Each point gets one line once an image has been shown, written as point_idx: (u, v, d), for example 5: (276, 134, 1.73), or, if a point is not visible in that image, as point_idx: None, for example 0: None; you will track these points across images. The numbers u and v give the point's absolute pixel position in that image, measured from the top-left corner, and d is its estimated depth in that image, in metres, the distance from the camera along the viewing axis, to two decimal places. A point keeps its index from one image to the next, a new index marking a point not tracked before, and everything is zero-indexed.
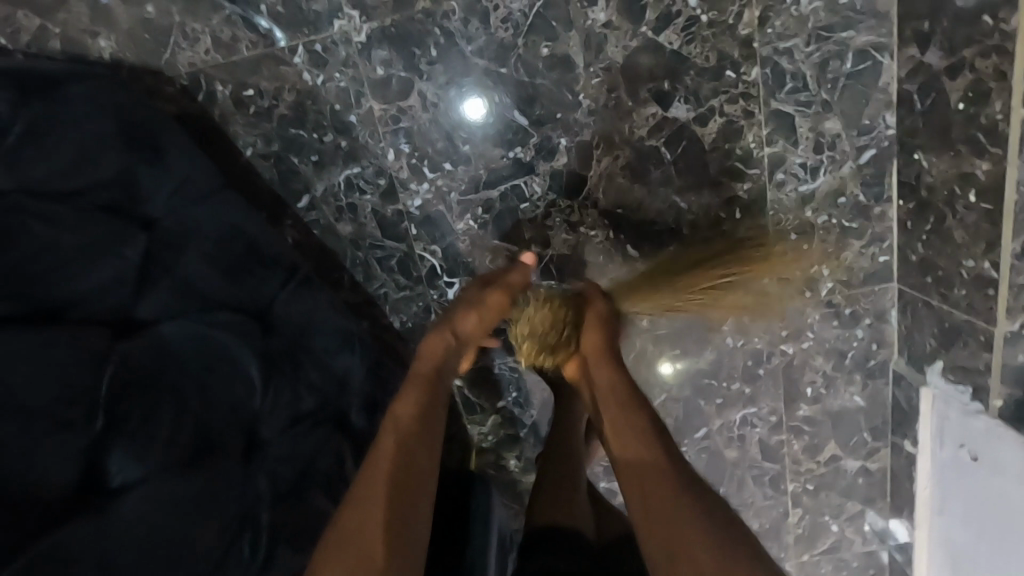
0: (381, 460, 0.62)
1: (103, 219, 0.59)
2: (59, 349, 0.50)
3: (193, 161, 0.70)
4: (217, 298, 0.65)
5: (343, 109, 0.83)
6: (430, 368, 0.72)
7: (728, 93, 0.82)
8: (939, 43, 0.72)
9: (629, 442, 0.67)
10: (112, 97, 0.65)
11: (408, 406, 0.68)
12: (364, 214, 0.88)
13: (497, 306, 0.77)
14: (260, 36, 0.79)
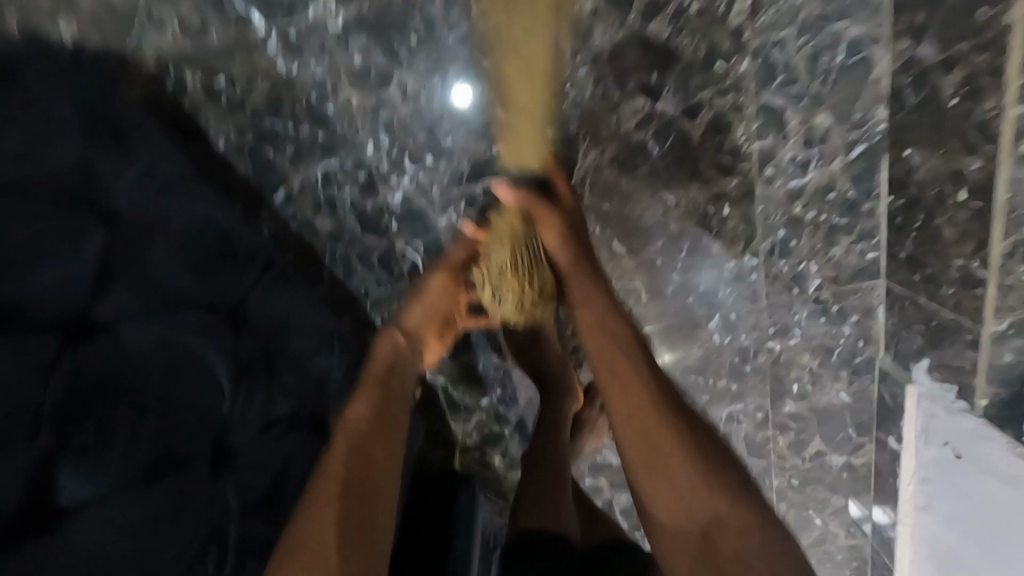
0: (335, 467, 0.61)
1: (70, 208, 0.57)
2: (18, 357, 0.51)
3: (156, 146, 0.66)
4: (190, 299, 0.64)
5: (319, 99, 0.80)
6: (385, 366, 0.71)
7: (718, 86, 0.80)
8: (933, 36, 0.70)
9: (609, 353, 0.68)
10: (83, 77, 0.63)
11: (359, 412, 0.66)
12: (344, 209, 0.85)
13: (444, 290, 0.75)
14: (232, 21, 0.76)
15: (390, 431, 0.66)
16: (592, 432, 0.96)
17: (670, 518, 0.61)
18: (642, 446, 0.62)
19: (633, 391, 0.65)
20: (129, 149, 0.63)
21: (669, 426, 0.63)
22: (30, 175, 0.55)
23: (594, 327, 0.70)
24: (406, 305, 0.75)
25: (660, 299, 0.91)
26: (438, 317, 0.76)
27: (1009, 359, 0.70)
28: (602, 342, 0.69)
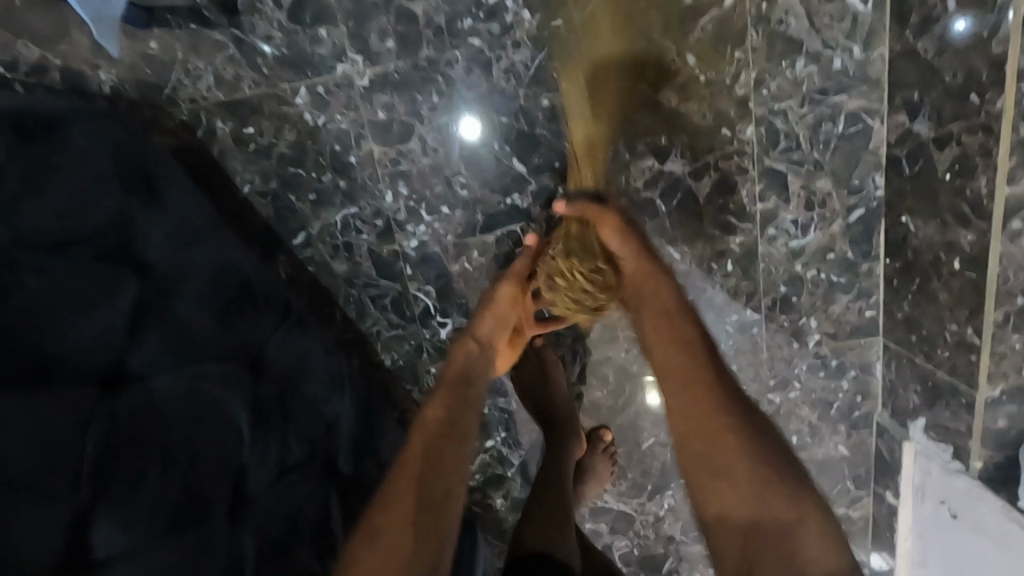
0: (412, 463, 0.66)
1: (103, 265, 0.57)
2: (49, 413, 0.47)
3: (185, 204, 0.70)
4: (213, 349, 0.64)
5: (342, 150, 0.83)
6: (458, 371, 0.75)
7: (723, 150, 0.84)
8: (928, 113, 0.74)
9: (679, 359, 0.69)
10: (121, 145, 0.68)
11: (437, 412, 0.71)
12: (360, 253, 0.88)
13: (512, 301, 0.80)
14: (263, 76, 0.80)
15: (463, 433, 0.70)
16: (595, 477, 0.96)
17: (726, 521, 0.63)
18: (710, 450, 0.65)
19: (703, 398, 0.66)
20: (163, 207, 0.67)
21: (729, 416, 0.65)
22: (73, 230, 0.56)
23: (665, 342, 0.70)
24: (476, 315, 0.80)
25: None
26: (503, 325, 0.80)
27: (1003, 424, 0.74)
28: (677, 355, 0.69)
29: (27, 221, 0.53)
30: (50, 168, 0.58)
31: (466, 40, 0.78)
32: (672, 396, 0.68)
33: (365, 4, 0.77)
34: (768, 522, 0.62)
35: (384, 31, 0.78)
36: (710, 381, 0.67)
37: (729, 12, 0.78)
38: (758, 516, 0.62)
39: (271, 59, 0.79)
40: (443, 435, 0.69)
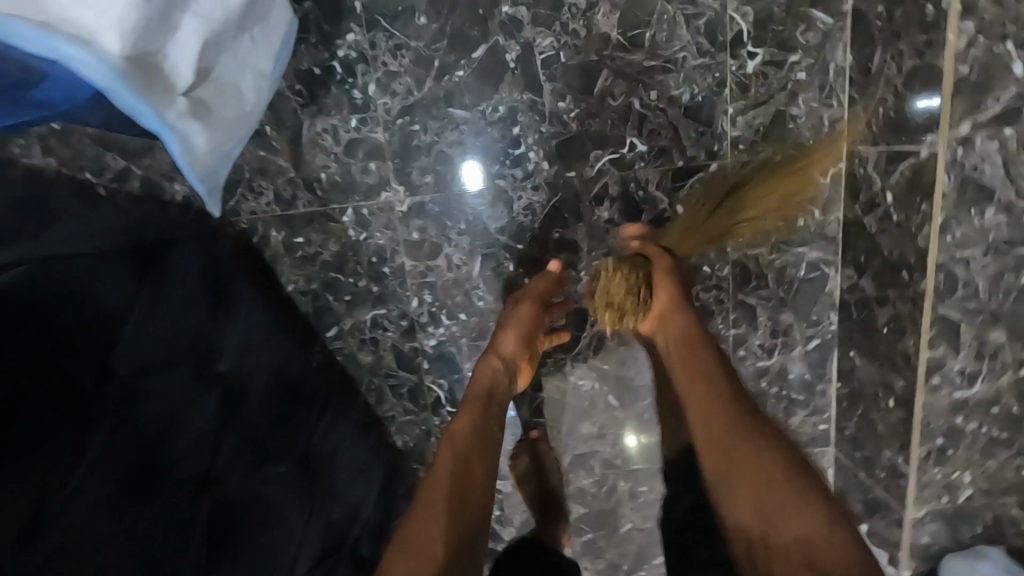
0: (439, 475, 0.70)
1: (197, 382, 0.73)
2: (161, 508, 0.64)
3: (254, 311, 0.83)
4: (267, 440, 0.80)
5: (378, 261, 0.96)
6: (483, 389, 0.84)
7: (703, 284, 0.97)
8: (871, 275, 0.89)
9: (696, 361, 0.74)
10: (209, 256, 0.83)
11: (462, 425, 0.78)
12: (384, 347, 1.00)
13: (530, 320, 0.89)
14: (317, 198, 0.93)
15: (484, 453, 0.75)
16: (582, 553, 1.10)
17: (761, 538, 0.57)
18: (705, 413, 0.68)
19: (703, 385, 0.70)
20: (234, 316, 0.81)
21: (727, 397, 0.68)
22: (174, 352, 0.72)
23: (681, 343, 0.77)
24: (499, 333, 0.89)
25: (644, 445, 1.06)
26: (525, 345, 0.89)
27: (926, 540, 0.89)
28: (687, 360, 0.75)
29: (138, 353, 0.69)
30: (162, 293, 0.74)
31: (493, 180, 0.92)
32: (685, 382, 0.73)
33: (410, 146, 0.90)
34: (743, 450, 0.62)
35: (424, 168, 0.92)
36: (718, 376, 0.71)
37: (714, 177, 0.93)
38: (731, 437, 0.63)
39: (324, 183, 0.92)
40: (462, 456, 0.73)
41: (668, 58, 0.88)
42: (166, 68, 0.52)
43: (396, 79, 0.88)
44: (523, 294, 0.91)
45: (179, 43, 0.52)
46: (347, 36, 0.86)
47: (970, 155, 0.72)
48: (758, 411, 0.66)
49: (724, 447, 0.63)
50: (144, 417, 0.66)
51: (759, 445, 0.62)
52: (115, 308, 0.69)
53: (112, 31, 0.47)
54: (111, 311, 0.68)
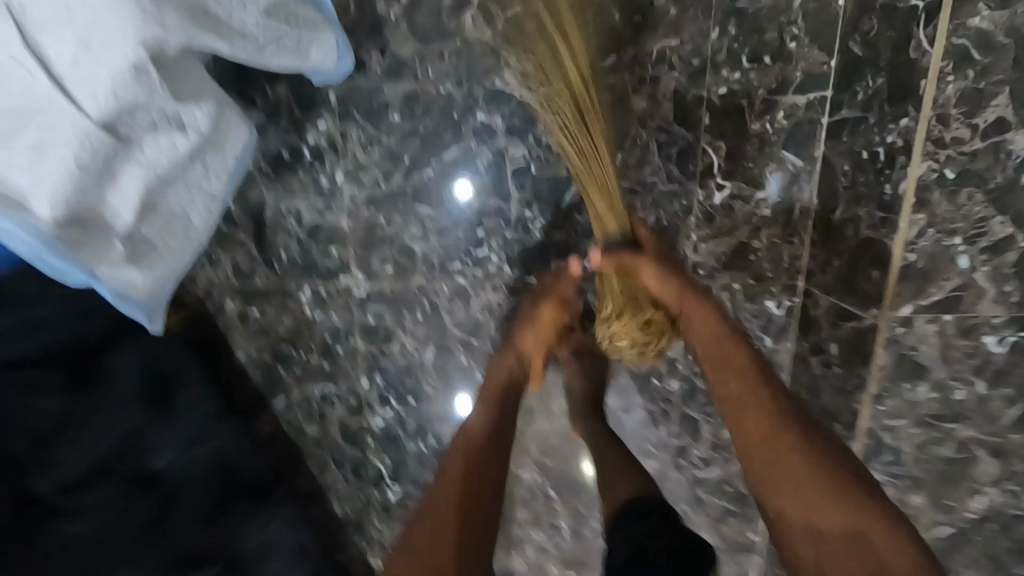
0: (448, 499, 0.73)
1: (123, 492, 0.73)
2: None
3: (199, 407, 0.81)
4: (197, 554, 0.76)
5: (332, 340, 0.96)
6: (500, 383, 0.82)
7: (651, 394, 1.00)
8: (810, 412, 0.92)
9: (723, 353, 0.74)
10: (158, 349, 0.81)
11: (472, 444, 0.78)
12: (331, 422, 1.01)
13: (552, 319, 0.84)
14: (275, 275, 0.93)
15: (487, 477, 0.77)
16: None
17: (804, 527, 0.66)
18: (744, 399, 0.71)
19: (735, 379, 0.73)
20: (176, 415, 0.79)
21: (758, 393, 0.71)
22: (92, 468, 0.73)
23: (709, 342, 0.75)
24: (517, 329, 0.83)
25: (579, 538, 1.07)
26: (546, 342, 0.84)
27: None
28: (718, 355, 0.75)
29: (65, 474, 0.70)
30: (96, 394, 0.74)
31: (453, 277, 0.93)
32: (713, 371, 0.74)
33: (373, 237, 0.91)
34: (785, 436, 0.69)
35: (386, 259, 0.92)
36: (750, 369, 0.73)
37: None
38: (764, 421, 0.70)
39: (284, 262, 0.92)
40: (473, 474, 0.76)
41: (637, 181, 0.88)
42: (107, 214, 0.52)
43: (365, 171, 0.88)
44: (540, 292, 0.86)
45: (121, 191, 0.52)
46: (318, 124, 0.85)
47: (911, 334, 0.75)
48: (780, 393, 0.72)
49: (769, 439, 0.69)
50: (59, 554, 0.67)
51: (792, 446, 0.68)
52: (44, 425, 0.70)
53: (43, 197, 0.47)
54: (40, 430, 0.70)
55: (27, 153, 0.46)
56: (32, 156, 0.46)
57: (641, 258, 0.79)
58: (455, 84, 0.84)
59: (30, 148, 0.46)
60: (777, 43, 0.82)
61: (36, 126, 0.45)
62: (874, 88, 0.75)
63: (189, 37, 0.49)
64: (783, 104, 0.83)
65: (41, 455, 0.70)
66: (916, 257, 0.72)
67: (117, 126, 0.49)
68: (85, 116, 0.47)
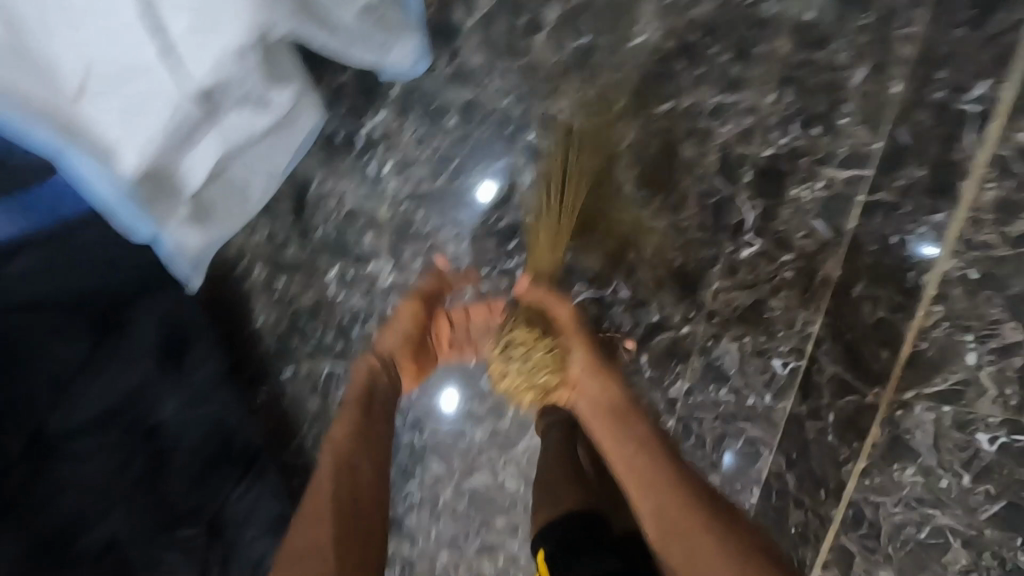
0: (320, 516, 0.68)
1: (122, 440, 0.73)
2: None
3: (207, 369, 0.81)
4: (181, 509, 0.78)
5: (349, 321, 0.98)
6: (363, 389, 0.80)
7: None
8: (796, 473, 0.94)
9: (625, 424, 0.72)
10: (173, 301, 0.78)
11: (325, 489, 0.70)
12: (332, 400, 1.03)
13: (415, 316, 0.86)
14: (307, 250, 0.95)
15: (371, 470, 0.75)
16: None
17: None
18: (638, 458, 0.69)
19: (633, 443, 0.70)
20: (184, 372, 0.79)
21: (659, 455, 0.69)
22: (97, 418, 0.70)
23: (607, 411, 0.74)
24: (382, 330, 0.86)
25: None
26: (415, 343, 0.87)
27: None
28: (620, 433, 0.72)
29: (77, 415, 0.68)
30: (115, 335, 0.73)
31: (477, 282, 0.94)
32: (606, 440, 0.72)
33: (407, 231, 0.93)
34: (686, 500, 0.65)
35: (416, 254, 0.94)
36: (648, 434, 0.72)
37: (682, 338, 0.96)
38: (672, 487, 0.66)
39: (316, 239, 0.94)
40: (344, 487, 0.71)
41: (670, 223, 0.91)
42: (179, 174, 0.54)
43: (412, 167, 0.90)
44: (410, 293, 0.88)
45: (196, 155, 0.55)
46: (377, 115, 0.88)
47: (907, 418, 0.79)
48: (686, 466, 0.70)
49: (665, 522, 0.64)
50: (38, 517, 0.65)
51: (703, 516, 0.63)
52: (62, 365, 0.67)
53: (134, 153, 0.50)
54: (58, 368, 0.67)
55: (126, 110, 0.48)
56: (130, 112, 0.49)
57: (562, 309, 0.82)
58: (515, 100, 0.86)
59: (129, 106, 0.48)
60: (828, 117, 0.85)
61: (138, 89, 0.47)
62: (916, 177, 0.78)
63: (299, 27, 0.52)
64: (824, 174, 0.87)
65: (51, 396, 0.66)
66: (929, 348, 0.76)
67: (208, 99, 0.51)
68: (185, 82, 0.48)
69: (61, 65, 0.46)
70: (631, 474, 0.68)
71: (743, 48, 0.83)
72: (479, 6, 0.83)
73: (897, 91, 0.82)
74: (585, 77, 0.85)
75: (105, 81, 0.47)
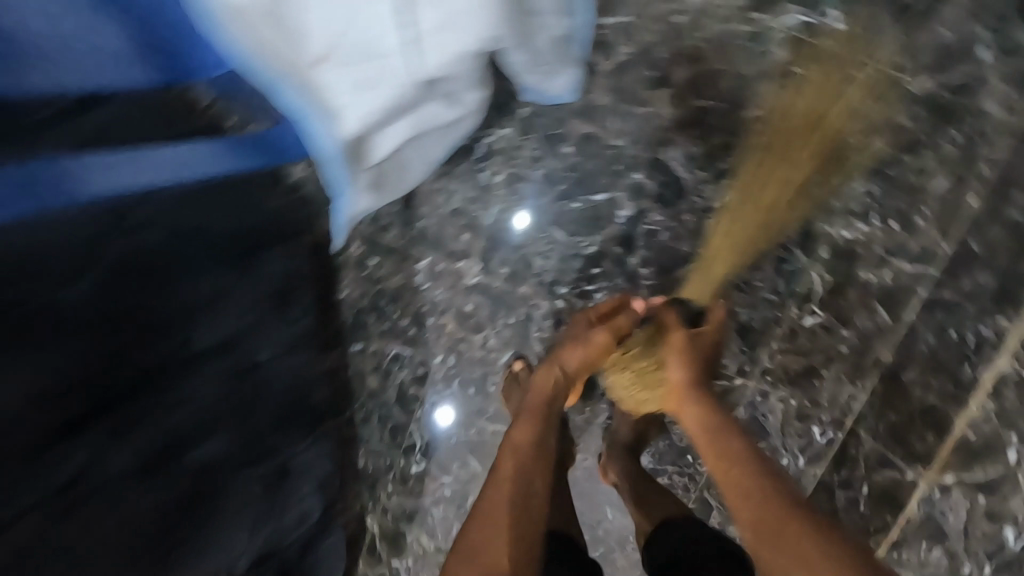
0: (503, 508, 0.73)
1: (228, 375, 0.72)
2: (126, 510, 0.58)
3: (302, 321, 0.88)
4: (263, 447, 0.77)
5: (427, 310, 1.05)
6: (544, 399, 0.86)
7: (681, 466, 1.05)
8: None
9: (727, 437, 0.76)
10: (289, 255, 0.87)
11: (504, 475, 0.77)
12: (392, 381, 1.08)
13: (605, 341, 0.88)
14: (406, 237, 1.02)
15: (530, 480, 0.77)
16: None
17: None
18: (733, 466, 0.74)
19: (733, 454, 0.75)
20: (287, 319, 0.84)
21: (753, 461, 0.73)
22: (211, 346, 0.70)
23: (706, 425, 0.79)
24: (566, 342, 0.90)
25: None
26: (591, 363, 0.90)
27: None
28: (717, 451, 0.76)
29: (206, 328, 0.69)
30: (245, 269, 0.78)
31: (556, 299, 1.02)
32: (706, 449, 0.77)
33: (504, 238, 1.01)
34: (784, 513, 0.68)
35: (505, 261, 1.02)
36: (744, 444, 0.76)
37: (735, 389, 1.02)
38: (771, 501, 0.69)
39: (417, 230, 1.02)
40: (520, 492, 0.76)
41: (745, 280, 0.99)
42: (371, 141, 0.62)
43: (522, 182, 0.98)
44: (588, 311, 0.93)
45: (387, 133, 0.62)
46: (502, 130, 0.97)
47: (942, 500, 0.89)
48: (780, 477, 0.72)
49: (766, 531, 0.67)
50: (145, 422, 0.60)
51: (797, 524, 0.66)
52: (203, 291, 0.69)
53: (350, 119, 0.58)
54: (199, 293, 0.69)
55: (357, 83, 0.56)
56: (359, 84, 0.56)
57: (673, 333, 0.86)
58: (629, 142, 0.95)
59: (360, 80, 0.56)
60: (906, 214, 0.92)
61: (375, 64, 0.55)
62: (982, 284, 0.88)
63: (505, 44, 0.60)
64: (892, 265, 0.94)
65: (188, 303, 0.67)
66: (976, 438, 0.87)
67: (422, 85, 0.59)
68: (416, 66, 0.56)
69: (314, 33, 0.54)
70: (727, 473, 0.74)
71: (845, 137, 0.91)
72: (617, 56, 0.93)
73: (972, 203, 0.89)
74: (696, 136, 0.94)
75: (346, 54, 0.55)
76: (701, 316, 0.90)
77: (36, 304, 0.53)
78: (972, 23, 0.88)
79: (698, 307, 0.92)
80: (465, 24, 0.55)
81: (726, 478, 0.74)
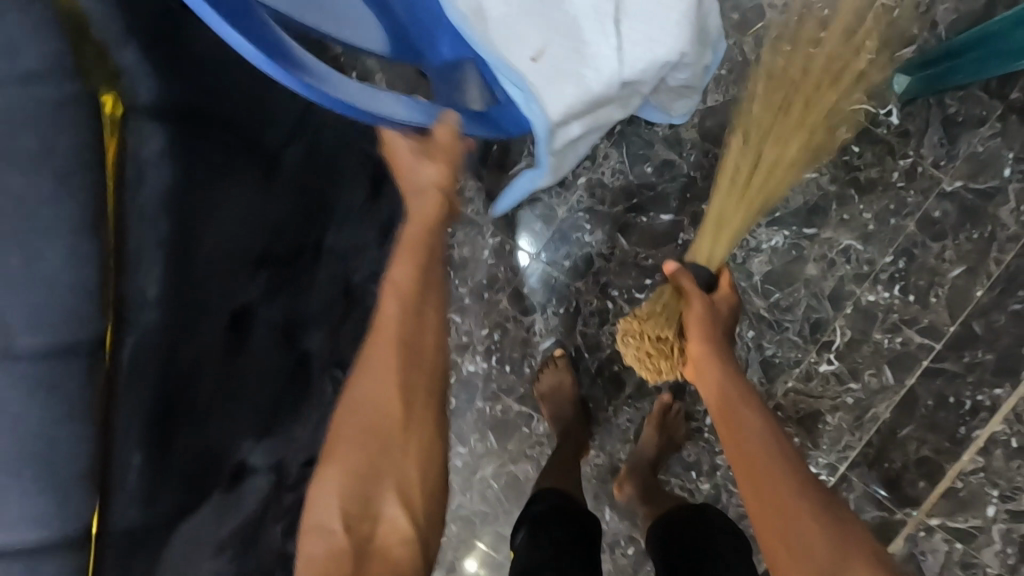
0: (388, 370, 0.70)
1: (333, 279, 0.75)
2: (252, 354, 0.61)
3: None
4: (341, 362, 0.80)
5: (485, 285, 1.13)
6: (427, 239, 0.74)
7: (685, 478, 1.12)
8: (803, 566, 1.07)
9: (744, 417, 0.80)
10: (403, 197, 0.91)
11: (389, 329, 0.71)
12: None
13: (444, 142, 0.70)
14: (484, 214, 1.11)
15: (422, 341, 0.73)
16: None
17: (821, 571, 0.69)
18: (751, 446, 0.77)
19: (751, 433, 0.78)
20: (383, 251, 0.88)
21: (766, 441, 0.78)
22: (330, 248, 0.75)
23: (720, 403, 0.81)
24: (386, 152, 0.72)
25: None
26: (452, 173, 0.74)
27: None
28: (730, 426, 0.80)
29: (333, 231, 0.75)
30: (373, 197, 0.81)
31: (606, 299, 1.11)
32: (722, 427, 0.81)
33: (571, 234, 1.11)
34: (790, 493, 0.74)
35: (568, 255, 1.11)
36: (763, 425, 0.79)
37: None
38: (782, 482, 0.74)
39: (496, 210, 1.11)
40: (407, 350, 0.71)
41: (775, 318, 1.10)
42: (566, 132, 0.75)
43: (601, 189, 1.10)
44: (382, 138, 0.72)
45: (579, 122, 0.75)
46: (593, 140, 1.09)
47: (928, 539, 1.03)
48: (795, 459, 0.77)
49: (768, 502, 0.74)
50: (282, 290, 0.65)
51: (804, 505, 0.73)
52: (348, 204, 0.77)
53: (558, 104, 0.70)
54: (345, 205, 0.77)
55: (566, 75, 0.70)
56: (567, 77, 0.70)
57: (694, 304, 0.83)
58: (702, 174, 1.07)
59: (569, 74, 0.70)
60: (923, 292, 1.05)
61: (576, 68, 0.70)
62: (980, 357, 1.00)
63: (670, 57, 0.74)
64: (905, 333, 1.05)
65: (322, 192, 0.72)
66: (964, 488, 1.00)
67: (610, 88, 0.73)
68: (613, 64, 0.71)
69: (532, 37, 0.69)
70: (741, 448, 0.78)
71: (884, 215, 1.06)
72: (708, 99, 1.06)
73: (978, 294, 1.02)
74: None
75: (557, 53, 0.70)
76: (714, 282, 0.90)
77: (246, 146, 0.59)
78: (1005, 147, 1.01)
79: (712, 268, 0.90)
80: (656, 35, 0.72)
81: (736, 453, 0.78)
